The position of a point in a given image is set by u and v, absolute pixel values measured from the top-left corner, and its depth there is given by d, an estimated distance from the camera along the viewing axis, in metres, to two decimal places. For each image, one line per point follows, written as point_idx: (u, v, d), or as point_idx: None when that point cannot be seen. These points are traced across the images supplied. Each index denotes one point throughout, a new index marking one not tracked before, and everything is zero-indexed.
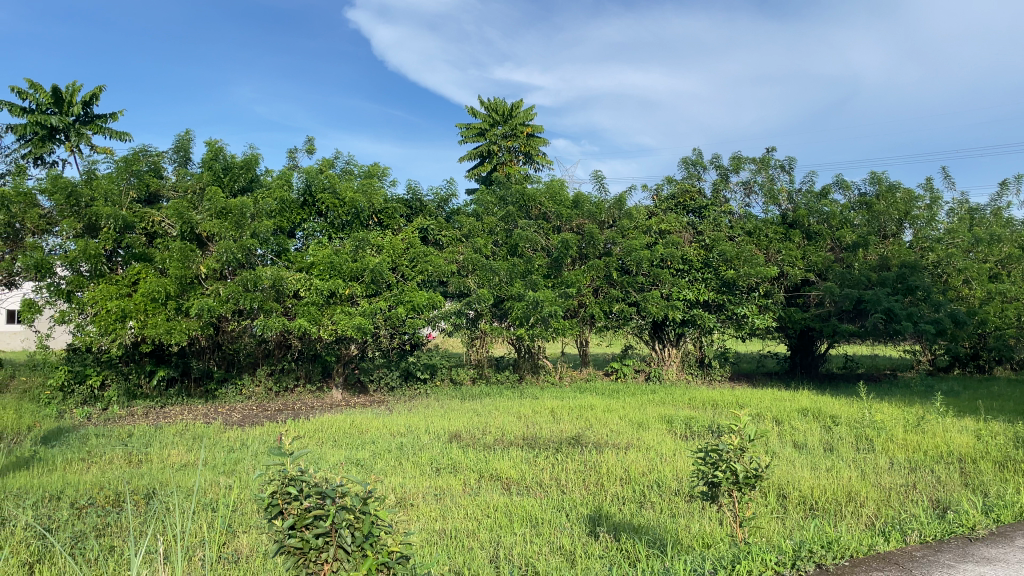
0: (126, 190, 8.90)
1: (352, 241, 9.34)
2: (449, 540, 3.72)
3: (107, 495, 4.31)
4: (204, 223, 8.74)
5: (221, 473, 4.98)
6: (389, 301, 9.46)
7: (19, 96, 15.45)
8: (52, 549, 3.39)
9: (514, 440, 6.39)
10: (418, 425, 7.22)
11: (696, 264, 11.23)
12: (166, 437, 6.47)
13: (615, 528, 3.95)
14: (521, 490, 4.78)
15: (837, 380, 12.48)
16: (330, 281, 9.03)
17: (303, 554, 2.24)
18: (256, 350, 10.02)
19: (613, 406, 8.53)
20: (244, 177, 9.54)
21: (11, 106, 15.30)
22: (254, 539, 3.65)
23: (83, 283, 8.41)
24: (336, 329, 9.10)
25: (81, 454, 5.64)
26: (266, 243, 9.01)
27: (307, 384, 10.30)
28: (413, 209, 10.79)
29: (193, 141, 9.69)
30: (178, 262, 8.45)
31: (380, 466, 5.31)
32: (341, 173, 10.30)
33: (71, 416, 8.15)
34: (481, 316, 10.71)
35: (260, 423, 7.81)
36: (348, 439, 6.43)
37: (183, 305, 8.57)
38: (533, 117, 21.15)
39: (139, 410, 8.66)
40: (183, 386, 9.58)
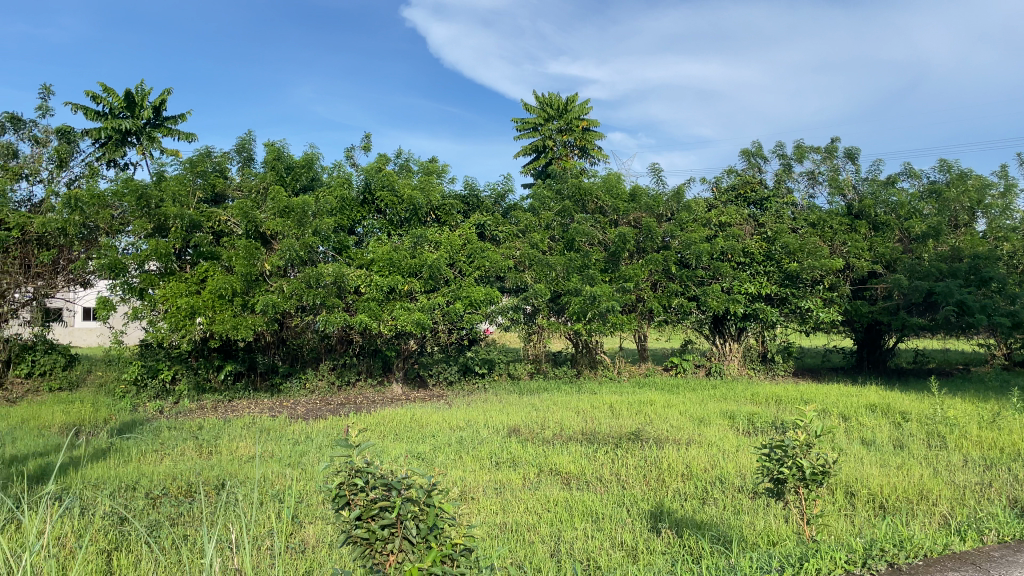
0: (193, 191, 9.19)
1: (411, 238, 9.44)
2: (510, 534, 3.74)
3: (179, 485, 4.47)
4: (268, 222, 8.96)
5: (287, 465, 5.10)
6: (448, 296, 9.53)
7: (94, 101, 16.03)
8: (129, 538, 3.53)
9: (572, 435, 6.38)
10: (477, 419, 7.27)
11: (758, 257, 11.02)
12: (235, 430, 6.66)
13: (677, 525, 3.91)
14: (581, 485, 4.78)
15: (893, 381, 11.41)
16: (390, 278, 9.17)
17: (369, 544, 2.29)
18: (318, 345, 10.20)
19: (673, 401, 8.46)
20: (306, 175, 9.75)
21: (86, 110, 15.89)
22: (320, 530, 3.72)
23: (154, 280, 8.69)
24: (396, 324, 9.24)
25: (154, 446, 5.85)
26: (327, 241, 9.19)
27: (368, 378, 10.49)
28: (470, 205, 10.85)
29: (256, 141, 9.94)
30: (244, 260, 8.69)
31: (440, 459, 5.36)
32: (399, 170, 10.44)
33: (144, 409, 8.44)
34: (538, 312, 10.73)
35: (324, 416, 7.97)
36: (409, 432, 6.51)
37: (249, 301, 8.80)
38: (589, 111, 21.04)
39: (209, 404, 8.93)
40: (249, 380, 9.87)
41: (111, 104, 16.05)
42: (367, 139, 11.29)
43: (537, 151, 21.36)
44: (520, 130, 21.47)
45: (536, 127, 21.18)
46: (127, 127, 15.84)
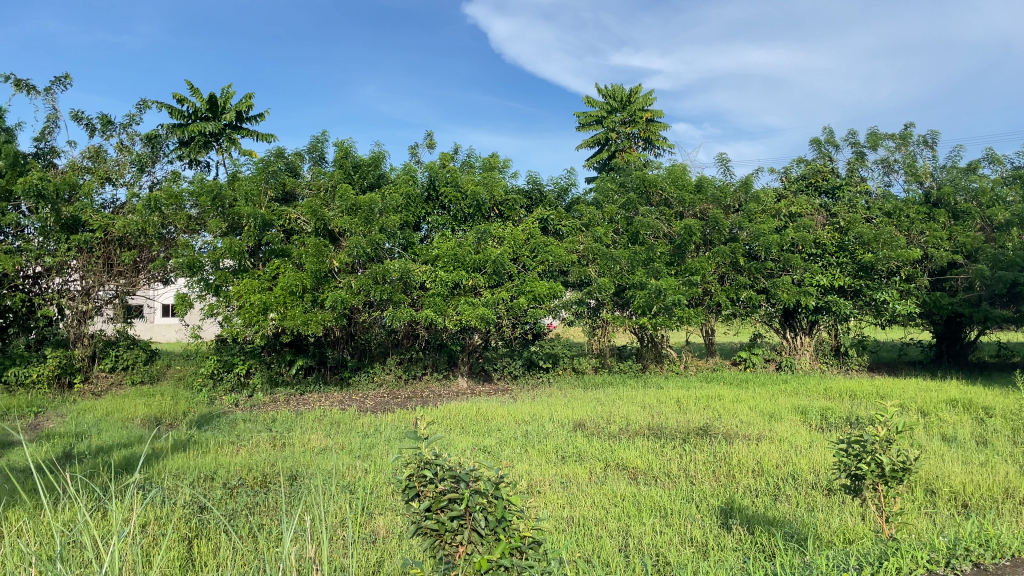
0: (265, 190, 9.44)
1: (475, 233, 9.50)
2: (578, 528, 3.74)
3: (254, 475, 4.61)
4: (336, 219, 9.15)
5: (357, 457, 5.20)
6: (511, 291, 9.55)
7: (178, 101, 16.62)
8: (209, 526, 3.68)
9: (639, 430, 6.33)
10: (543, 413, 7.29)
11: (830, 248, 10.70)
12: (307, 423, 6.83)
13: (748, 521, 3.84)
14: (648, 480, 4.74)
15: (975, 381, 9.89)
16: (454, 273, 9.25)
17: (439, 535, 2.33)
18: (385, 340, 10.41)
19: (742, 397, 8.29)
20: (373, 173, 9.92)
21: (169, 110, 16.48)
22: (391, 521, 3.79)
23: (229, 278, 8.97)
24: (460, 319, 9.31)
25: (231, 438, 6.06)
26: (393, 237, 9.32)
27: (434, 372, 10.59)
28: (533, 200, 10.85)
29: (325, 141, 10.16)
30: (313, 257, 8.88)
31: (506, 453, 5.38)
32: (463, 166, 10.53)
33: (221, 402, 8.73)
34: (603, 305, 10.67)
35: (392, 410, 8.10)
36: (474, 426, 6.56)
37: (319, 297, 9.00)
38: (653, 102, 20.80)
39: (281, 397, 9.19)
40: (320, 373, 10.09)
41: (192, 106, 16.63)
42: (431, 135, 11.43)
43: (600, 144, 21.23)
44: (583, 123, 21.37)
45: (599, 120, 21.05)
46: (206, 128, 16.38)
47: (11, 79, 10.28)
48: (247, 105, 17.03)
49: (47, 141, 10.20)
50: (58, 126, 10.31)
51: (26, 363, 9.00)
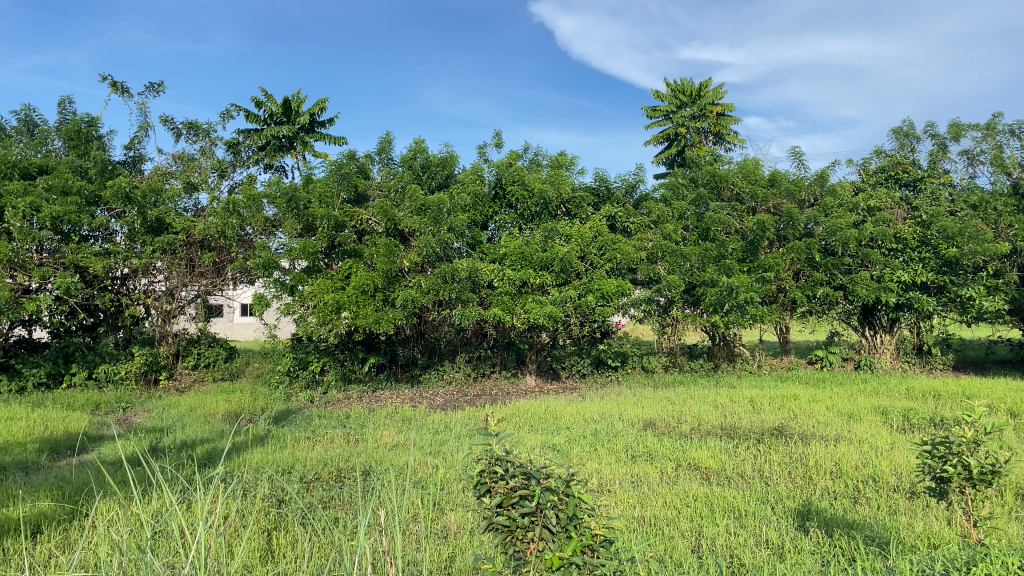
0: (337, 192, 9.64)
1: (542, 232, 9.52)
2: (649, 528, 3.70)
3: (330, 470, 4.73)
4: (405, 219, 9.28)
5: (427, 453, 5.27)
6: (579, 289, 9.51)
7: (256, 106, 17.17)
8: (287, 518, 3.80)
9: (711, 430, 6.23)
10: (613, 412, 7.24)
11: (912, 242, 10.30)
12: (379, 419, 6.96)
13: (827, 523, 3.74)
14: (721, 480, 4.65)
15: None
16: (522, 271, 9.26)
17: (511, 531, 2.34)
18: (454, 338, 10.48)
19: (819, 396, 8.06)
20: (441, 174, 10.03)
21: (248, 114, 17.03)
22: (461, 517, 3.83)
23: (304, 278, 9.21)
24: (528, 318, 9.34)
25: (306, 433, 6.22)
26: (462, 236, 9.42)
27: (502, 370, 10.68)
28: (600, 197, 10.79)
29: (396, 142, 10.33)
30: (384, 256, 9.04)
31: (576, 451, 5.37)
32: (530, 165, 10.56)
33: (297, 398, 8.97)
34: (673, 303, 10.56)
35: (462, 407, 8.18)
36: (544, 424, 6.56)
37: (390, 297, 9.15)
38: (724, 96, 20.43)
39: (354, 394, 9.37)
40: (391, 371, 10.25)
41: (269, 110, 17.16)
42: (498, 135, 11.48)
43: (670, 139, 20.99)
44: (653, 118, 21.16)
45: (668, 115, 20.82)
46: (282, 131, 16.87)
47: (110, 81, 10.79)
48: (322, 109, 17.45)
49: (136, 147, 10.66)
50: (146, 133, 10.77)
51: (114, 361, 9.43)
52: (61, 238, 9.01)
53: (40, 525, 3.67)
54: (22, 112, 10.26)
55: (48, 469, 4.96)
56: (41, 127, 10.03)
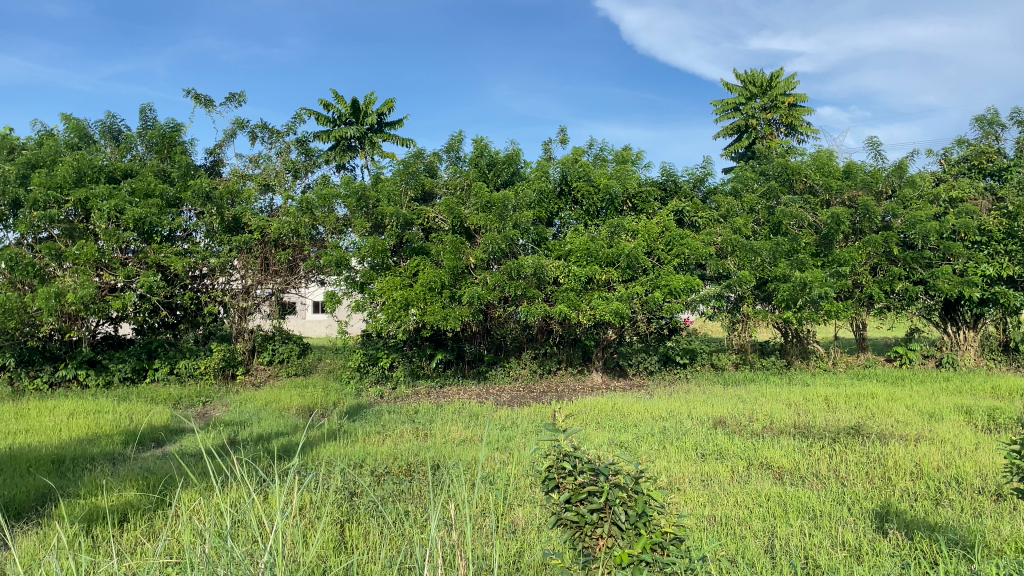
0: (405, 190, 9.78)
1: (608, 228, 9.44)
2: (721, 527, 3.64)
3: (400, 464, 4.81)
4: (471, 216, 9.34)
5: (495, 449, 5.30)
6: (646, 285, 9.39)
7: (326, 108, 17.54)
8: (359, 510, 3.89)
9: (784, 429, 6.09)
10: (681, 410, 7.14)
11: (997, 235, 9.86)
12: (447, 415, 7.04)
13: (907, 526, 3.60)
14: (794, 480, 4.55)
15: None
16: (588, 268, 9.18)
17: (579, 527, 2.34)
18: (520, 335, 10.52)
19: (898, 395, 7.79)
20: (507, 171, 10.09)
21: (319, 115, 17.42)
22: (529, 513, 3.83)
23: (373, 276, 9.39)
24: (594, 314, 9.27)
25: (377, 428, 6.34)
26: (526, 232, 9.47)
27: (569, 367, 10.68)
28: (667, 191, 10.62)
29: (462, 140, 10.41)
30: (451, 254, 9.11)
31: (644, 449, 5.32)
32: (595, 161, 10.51)
33: (367, 393, 9.16)
34: (743, 299, 10.36)
35: (528, 403, 8.19)
36: (611, 421, 6.52)
37: (456, 293, 9.21)
38: (796, 86, 19.91)
39: (422, 389, 9.51)
40: (458, 368, 10.31)
41: (339, 111, 17.52)
42: (563, 131, 11.49)
43: (740, 132, 20.59)
44: (722, 111, 20.78)
45: (738, 107, 20.41)
46: (352, 130, 17.19)
47: (193, 93, 11.17)
48: (389, 109, 17.72)
49: (215, 151, 11.03)
50: (225, 137, 11.13)
51: (195, 356, 9.81)
52: (145, 239, 9.38)
53: (127, 513, 3.84)
54: (108, 118, 10.70)
55: (133, 460, 5.18)
56: (125, 133, 10.46)
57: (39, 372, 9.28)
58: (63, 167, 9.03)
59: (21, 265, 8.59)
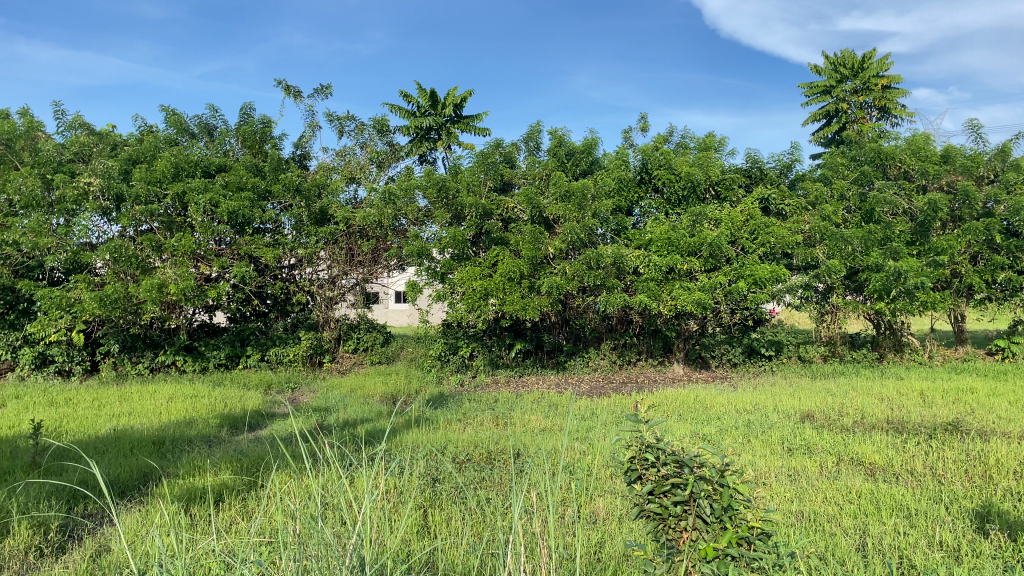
0: (485, 180, 9.85)
1: (689, 217, 9.28)
2: (810, 524, 3.54)
3: (481, 452, 4.86)
4: (550, 206, 9.32)
5: (575, 438, 5.30)
6: (729, 275, 9.16)
7: (406, 101, 17.82)
8: (441, 496, 3.97)
9: (877, 423, 5.88)
10: (766, 403, 6.97)
11: None
12: (527, 404, 7.08)
13: (1011, 527, 3.43)
14: (888, 476, 4.39)
15: None
16: (669, 257, 9.06)
17: (663, 519, 2.34)
18: (599, 326, 10.48)
19: (1000, 390, 7.40)
20: (585, 160, 10.04)
21: (399, 108, 17.71)
22: (610, 504, 3.82)
23: (454, 266, 9.49)
24: (676, 304, 9.14)
25: (458, 416, 6.43)
26: (606, 222, 9.43)
27: (649, 358, 10.58)
28: (752, 178, 10.37)
29: (540, 131, 10.42)
30: (530, 243, 9.09)
31: (728, 442, 5.22)
32: (677, 148, 10.35)
33: (448, 381, 9.31)
34: (833, 290, 10.06)
35: (608, 394, 8.15)
36: (694, 413, 6.42)
37: (535, 283, 9.21)
38: (889, 67, 19.06)
39: (502, 378, 9.62)
40: (537, 357, 10.33)
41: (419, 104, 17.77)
42: (643, 119, 11.35)
43: (829, 116, 19.91)
44: (810, 95, 20.13)
45: (828, 90, 19.70)
46: (431, 122, 17.39)
47: (283, 86, 11.51)
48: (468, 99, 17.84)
49: (303, 144, 11.35)
50: (312, 131, 11.45)
51: (284, 344, 10.20)
52: (237, 231, 9.77)
53: (223, 493, 4.03)
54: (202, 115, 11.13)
55: (228, 443, 5.42)
56: (219, 129, 10.89)
57: (141, 358, 9.79)
58: (161, 163, 9.47)
59: (125, 256, 9.05)
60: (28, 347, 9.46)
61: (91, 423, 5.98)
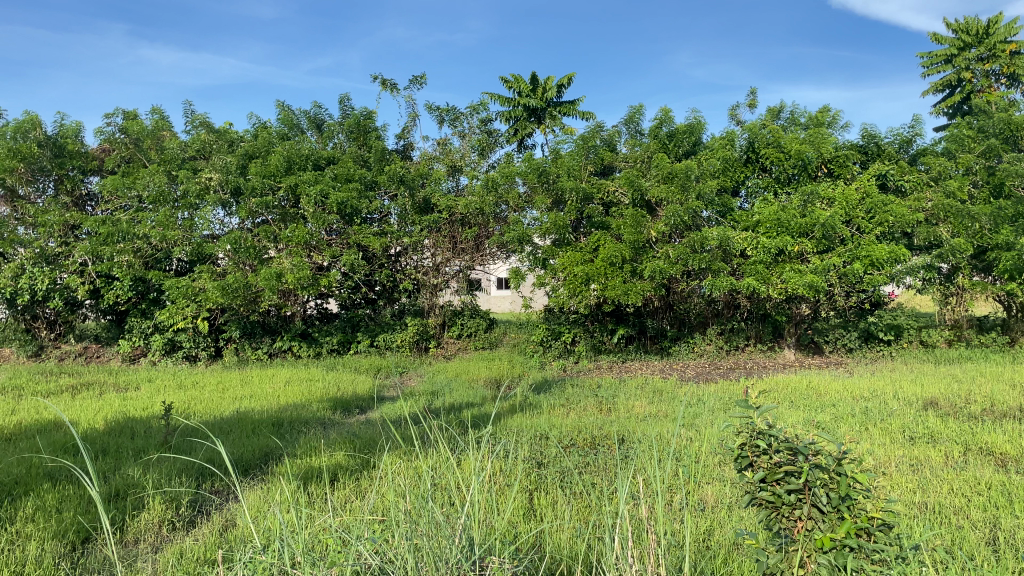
0: (585, 164, 9.79)
1: (800, 196, 8.92)
2: (934, 516, 3.36)
3: (585, 437, 4.86)
4: (653, 188, 9.16)
5: (681, 425, 5.22)
6: (844, 256, 8.78)
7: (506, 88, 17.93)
8: (546, 480, 4.01)
9: (1009, 412, 5.51)
10: (885, 390, 6.65)
11: None
12: (631, 390, 7.02)
13: None
14: (1022, 468, 4.11)
15: None
16: (778, 239, 8.76)
17: (776, 508, 2.28)
18: (705, 310, 10.29)
19: None
20: (688, 141, 9.83)
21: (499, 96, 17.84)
22: (720, 492, 3.75)
23: (555, 252, 9.48)
24: (786, 287, 8.81)
25: (562, 401, 6.45)
26: (711, 204, 9.19)
27: (758, 343, 10.28)
28: (869, 155, 9.86)
29: (642, 112, 10.25)
30: (631, 228, 8.99)
31: (843, 429, 5.02)
32: (786, 125, 9.98)
33: (551, 367, 9.35)
34: (958, 270, 9.54)
35: (714, 380, 8.02)
36: (806, 400, 6.21)
37: (638, 268, 9.08)
38: (1020, 30, 17.71)
39: (605, 364, 9.57)
40: (640, 343, 10.24)
41: (519, 89, 17.81)
42: (751, 96, 10.98)
43: (951, 86, 18.77)
44: (930, 65, 19.08)
45: (950, 59, 18.55)
46: (533, 105, 17.39)
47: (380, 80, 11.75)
48: (569, 82, 17.72)
49: (405, 136, 11.60)
50: (414, 122, 11.66)
51: (392, 330, 10.50)
52: (346, 221, 10.10)
53: (338, 473, 4.21)
54: (312, 109, 11.51)
55: (342, 425, 5.64)
56: (327, 122, 11.26)
57: (260, 344, 10.30)
58: (275, 158, 9.90)
59: (244, 247, 9.53)
60: (159, 334, 10.13)
61: (217, 405, 6.37)
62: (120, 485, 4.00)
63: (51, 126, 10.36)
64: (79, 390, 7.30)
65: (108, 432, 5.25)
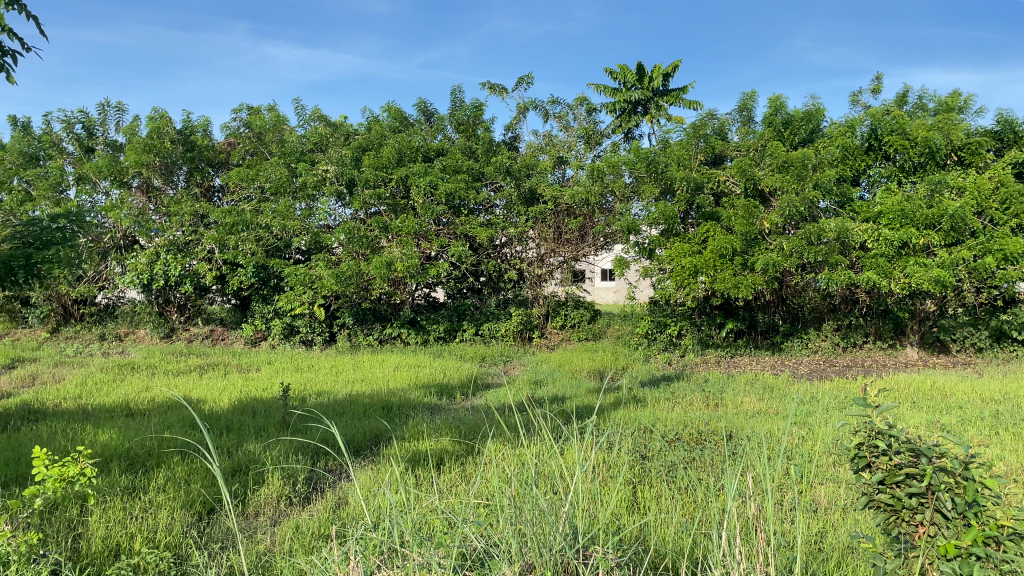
0: (695, 154, 9.59)
1: (927, 185, 8.36)
2: None
3: (691, 432, 4.78)
4: (766, 178, 8.87)
5: (792, 423, 5.04)
6: (975, 249, 8.24)
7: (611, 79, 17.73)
8: (650, 473, 3.97)
9: None
10: (1018, 392, 6.22)
11: None
12: (739, 385, 6.85)
13: None
14: None
15: None
16: (902, 231, 8.30)
17: (896, 511, 2.20)
18: (821, 305, 9.83)
19: None
20: (805, 128, 9.46)
21: (605, 88, 17.66)
22: (833, 493, 3.60)
23: (663, 242, 9.34)
24: (910, 282, 8.36)
25: (667, 394, 6.38)
26: (829, 194, 8.80)
27: (877, 341, 9.87)
28: (1004, 142, 9.20)
29: (756, 99, 9.93)
30: (743, 219, 8.73)
31: (970, 433, 4.72)
32: (912, 111, 9.45)
33: (656, 359, 9.25)
34: None
35: (829, 377, 7.75)
36: (930, 401, 5.88)
37: (749, 261, 8.81)
38: None
39: (712, 358, 9.36)
40: (751, 337, 9.95)
41: (624, 80, 17.57)
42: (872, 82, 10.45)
43: None
44: None
45: None
46: (639, 96, 17.10)
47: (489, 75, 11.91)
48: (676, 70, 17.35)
49: (513, 127, 11.69)
50: (521, 114, 11.73)
51: (497, 320, 10.60)
52: (455, 212, 10.33)
53: (444, 457, 4.32)
54: (423, 103, 11.78)
55: (447, 411, 5.77)
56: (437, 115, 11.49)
57: (372, 330, 10.66)
58: (388, 150, 10.22)
59: (357, 237, 9.83)
60: (278, 318, 10.63)
61: (330, 387, 6.64)
62: (243, 460, 4.24)
63: (182, 123, 11.02)
64: (204, 370, 7.77)
65: (231, 410, 5.56)
